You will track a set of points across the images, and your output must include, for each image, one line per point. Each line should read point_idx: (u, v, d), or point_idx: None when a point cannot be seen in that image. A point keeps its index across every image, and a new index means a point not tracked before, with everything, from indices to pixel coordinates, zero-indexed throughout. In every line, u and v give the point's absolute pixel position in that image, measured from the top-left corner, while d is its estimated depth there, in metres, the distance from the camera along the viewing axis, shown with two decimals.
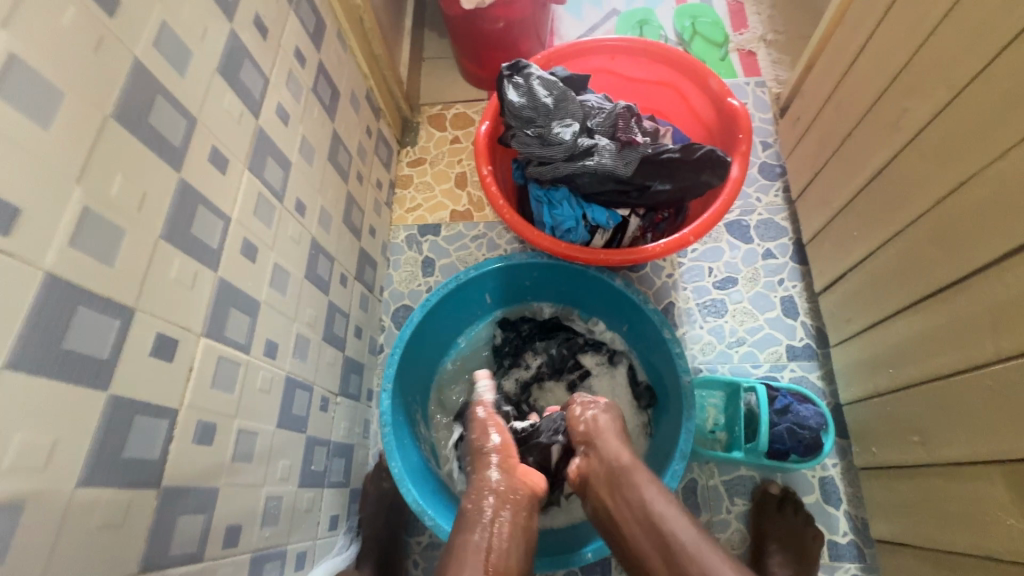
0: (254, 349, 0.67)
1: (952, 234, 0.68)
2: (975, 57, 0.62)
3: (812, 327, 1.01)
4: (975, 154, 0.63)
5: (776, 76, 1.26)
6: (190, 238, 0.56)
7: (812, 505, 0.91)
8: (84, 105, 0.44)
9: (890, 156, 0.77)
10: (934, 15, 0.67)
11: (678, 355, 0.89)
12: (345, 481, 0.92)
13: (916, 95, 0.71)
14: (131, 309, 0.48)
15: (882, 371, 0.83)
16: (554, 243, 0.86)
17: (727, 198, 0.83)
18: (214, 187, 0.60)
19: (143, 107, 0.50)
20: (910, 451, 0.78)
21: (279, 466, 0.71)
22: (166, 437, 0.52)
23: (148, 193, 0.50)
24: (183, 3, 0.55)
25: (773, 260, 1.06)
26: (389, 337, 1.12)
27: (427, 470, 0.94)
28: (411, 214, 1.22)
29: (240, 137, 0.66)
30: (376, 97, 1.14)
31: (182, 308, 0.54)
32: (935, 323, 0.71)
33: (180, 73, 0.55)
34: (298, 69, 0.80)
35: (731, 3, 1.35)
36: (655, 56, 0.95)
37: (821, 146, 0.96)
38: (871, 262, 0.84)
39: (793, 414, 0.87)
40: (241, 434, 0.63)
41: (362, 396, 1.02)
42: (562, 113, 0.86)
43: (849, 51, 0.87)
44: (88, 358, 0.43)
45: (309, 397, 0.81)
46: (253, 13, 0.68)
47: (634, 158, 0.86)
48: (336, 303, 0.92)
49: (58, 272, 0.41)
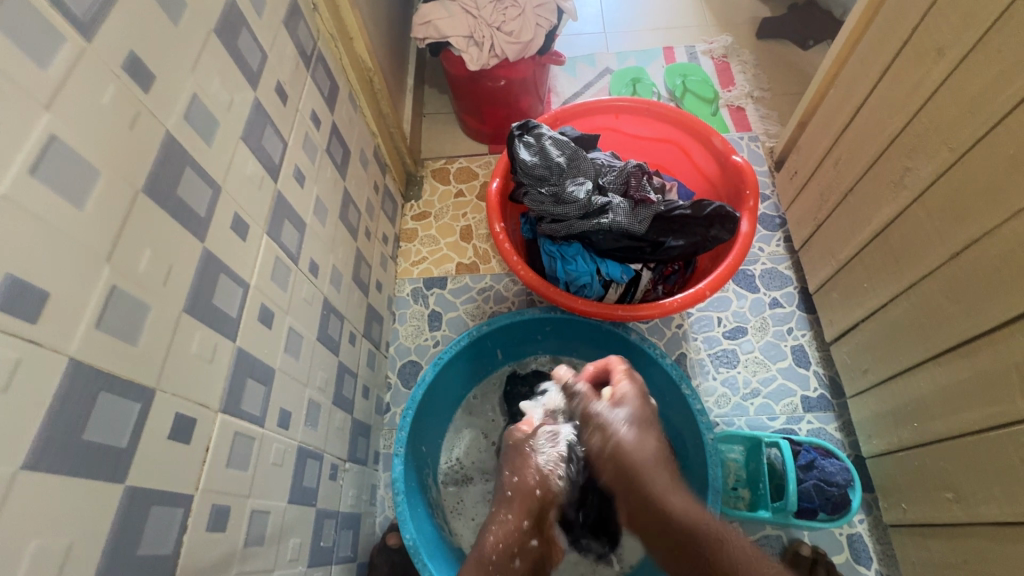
0: (268, 422, 0.63)
1: (970, 286, 0.70)
2: (975, 123, 0.66)
3: (825, 376, 1.01)
4: (988, 212, 0.66)
5: (767, 130, 1.32)
6: (211, 309, 0.54)
7: (843, 565, 0.88)
8: (118, 182, 0.43)
9: (898, 210, 0.80)
10: (931, 82, 0.72)
11: (699, 411, 0.88)
12: (353, 555, 0.86)
13: (918, 155, 0.75)
14: (152, 391, 0.45)
15: (906, 424, 0.83)
16: (571, 300, 0.86)
17: (739, 253, 0.83)
18: (236, 255, 0.59)
19: (172, 180, 0.49)
20: (944, 509, 0.77)
21: (290, 546, 0.67)
22: (181, 526, 0.48)
23: (173, 265, 0.49)
24: (212, 75, 0.56)
25: (781, 309, 1.07)
26: (396, 395, 1.08)
27: (441, 539, 0.89)
28: (417, 267, 1.21)
29: (260, 202, 0.65)
30: (383, 153, 1.15)
31: (202, 383, 0.52)
32: (962, 375, 0.72)
33: (207, 142, 0.55)
34: (314, 132, 0.81)
35: (719, 62, 1.42)
36: (658, 115, 0.98)
37: (823, 199, 0.98)
38: (884, 314, 0.85)
39: (819, 470, 0.86)
40: (254, 514, 0.59)
41: (369, 459, 0.97)
42: (575, 172, 0.89)
43: (843, 112, 0.91)
44: (107, 448, 0.41)
45: (319, 466, 0.77)
46: (275, 82, 0.69)
47: (648, 216, 0.87)
48: (345, 363, 0.89)
49: (84, 357, 0.39)
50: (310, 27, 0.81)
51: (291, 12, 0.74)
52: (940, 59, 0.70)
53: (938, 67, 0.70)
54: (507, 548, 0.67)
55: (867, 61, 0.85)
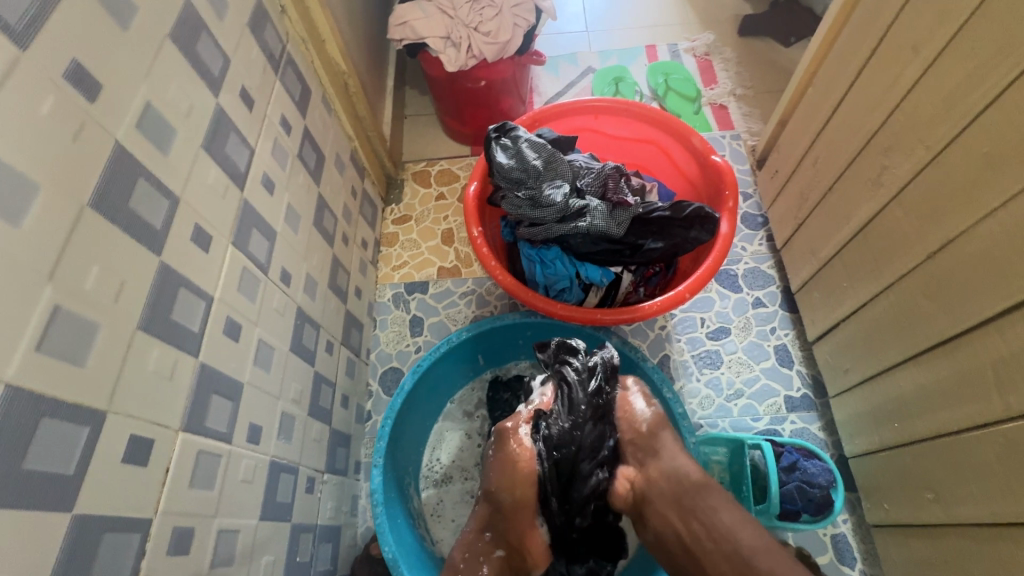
0: (236, 437, 0.62)
1: (948, 285, 0.69)
2: (951, 121, 0.66)
3: (809, 375, 1.01)
4: (963, 211, 0.65)
5: (749, 128, 1.31)
6: (170, 325, 0.52)
7: (827, 565, 0.88)
8: (59, 196, 0.41)
9: (876, 209, 0.79)
10: (906, 80, 0.71)
11: (681, 415, 0.87)
12: (332, 567, 0.85)
13: (895, 153, 0.74)
14: (102, 413, 0.44)
15: (887, 424, 0.83)
16: (550, 305, 0.84)
17: (718, 255, 0.83)
18: (197, 267, 0.57)
19: (123, 193, 0.47)
20: (925, 508, 0.77)
21: (262, 564, 0.65)
22: (138, 552, 0.47)
23: (126, 281, 0.47)
24: (169, 82, 0.54)
25: (764, 308, 1.06)
26: (377, 402, 1.07)
27: (422, 551, 0.87)
28: (398, 272, 1.19)
29: (225, 212, 0.63)
30: (361, 157, 1.13)
31: (160, 403, 0.50)
32: (942, 374, 0.72)
33: (163, 152, 0.53)
34: (284, 137, 0.79)
35: (701, 60, 1.41)
36: (637, 115, 0.97)
37: (803, 198, 0.98)
38: (864, 312, 0.85)
39: (801, 471, 0.85)
40: (221, 534, 0.58)
41: (350, 469, 0.96)
42: (552, 174, 0.87)
43: (822, 111, 0.91)
44: (51, 476, 0.39)
45: (294, 480, 0.75)
46: (240, 86, 0.67)
47: (626, 219, 0.86)
48: (322, 373, 0.88)
49: (21, 381, 0.37)
50: (279, 29, 0.79)
51: (258, 15, 0.72)
52: (915, 56, 0.69)
53: (913, 65, 0.70)
54: (473, 556, 0.73)
55: (844, 59, 0.85)
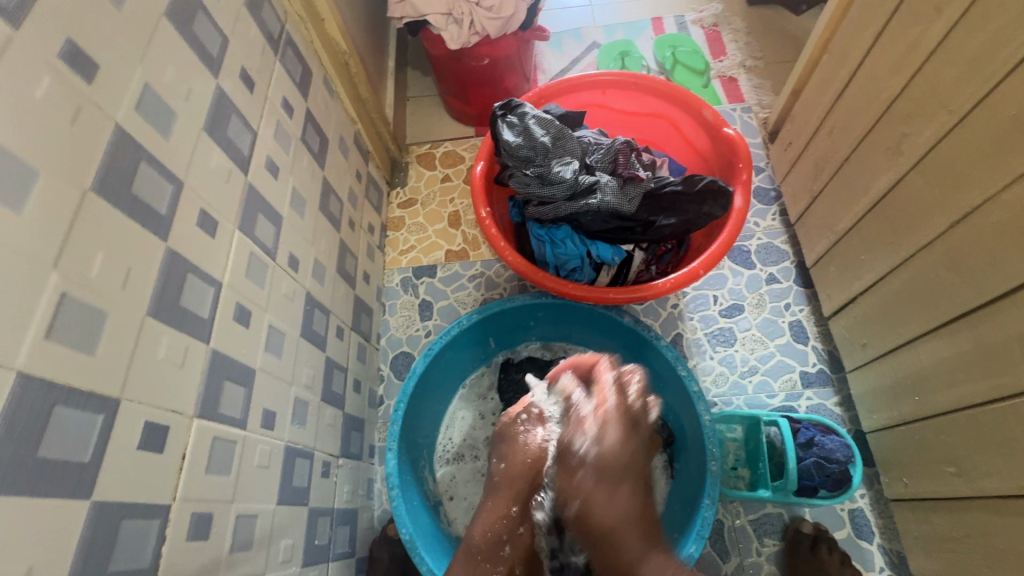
0: (250, 424, 0.62)
1: (973, 254, 0.67)
2: (976, 83, 0.63)
3: (824, 351, 0.99)
4: (989, 179, 0.63)
5: (760, 100, 1.28)
6: (178, 311, 0.51)
7: (845, 540, 0.88)
8: (61, 181, 0.40)
9: (896, 179, 0.77)
10: (928, 42, 0.68)
11: (697, 395, 0.86)
12: (350, 550, 0.85)
13: (918, 119, 0.71)
14: (116, 401, 0.43)
15: (906, 399, 0.82)
16: (561, 285, 0.83)
17: (732, 230, 0.81)
18: (203, 252, 0.56)
19: (126, 177, 0.46)
20: (946, 482, 0.76)
21: (281, 547, 0.66)
22: (158, 538, 0.47)
23: (132, 268, 0.46)
24: (166, 62, 0.52)
25: (778, 285, 1.04)
26: (389, 387, 1.07)
27: (438, 533, 0.88)
28: (405, 256, 1.18)
29: (228, 196, 0.61)
30: (364, 140, 1.11)
31: (173, 390, 0.50)
32: (965, 345, 0.70)
33: (164, 135, 0.51)
34: (286, 120, 0.77)
35: (709, 31, 1.37)
36: (647, 89, 0.95)
37: (819, 169, 0.95)
38: (884, 285, 0.83)
39: (818, 448, 0.85)
40: (239, 519, 0.58)
41: (364, 454, 0.96)
42: (561, 151, 0.85)
43: (838, 78, 0.88)
44: (68, 464, 0.39)
45: (309, 465, 0.75)
46: (239, 67, 0.65)
47: (637, 195, 0.84)
48: (334, 358, 0.87)
49: (31, 371, 0.37)
50: (276, 9, 0.76)
51: None
52: (939, 16, 0.66)
53: (936, 25, 0.67)
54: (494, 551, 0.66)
55: (862, 21, 0.81)
